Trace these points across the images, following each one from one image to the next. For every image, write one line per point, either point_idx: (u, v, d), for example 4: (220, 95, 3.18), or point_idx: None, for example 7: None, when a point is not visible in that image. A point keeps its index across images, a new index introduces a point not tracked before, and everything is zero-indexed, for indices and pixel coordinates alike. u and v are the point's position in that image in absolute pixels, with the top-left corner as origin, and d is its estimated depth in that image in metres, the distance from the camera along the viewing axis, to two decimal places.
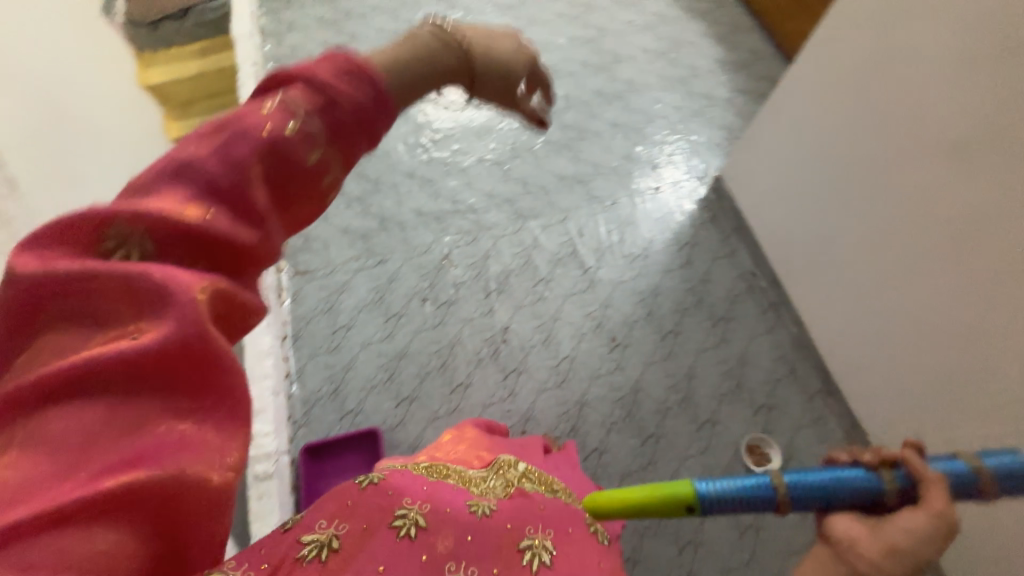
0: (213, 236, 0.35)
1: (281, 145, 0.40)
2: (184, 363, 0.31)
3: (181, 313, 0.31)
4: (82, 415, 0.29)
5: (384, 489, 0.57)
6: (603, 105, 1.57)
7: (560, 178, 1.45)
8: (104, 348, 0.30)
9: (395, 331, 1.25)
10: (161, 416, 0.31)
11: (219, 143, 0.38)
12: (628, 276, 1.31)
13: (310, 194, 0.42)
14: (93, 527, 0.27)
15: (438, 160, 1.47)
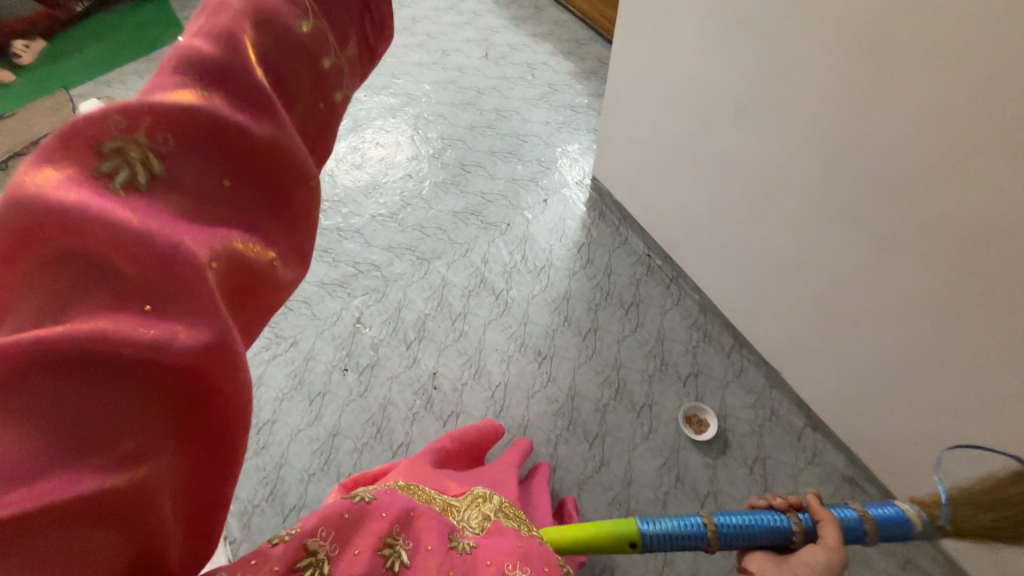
0: (231, 151, 0.32)
1: (295, 41, 0.37)
2: (206, 376, 0.28)
3: (206, 303, 0.28)
4: (99, 389, 0.25)
5: (377, 513, 0.52)
6: (478, 135, 1.64)
7: (454, 214, 1.48)
8: (126, 326, 0.26)
9: (322, 411, 1.20)
10: (164, 418, 0.27)
11: (229, 36, 0.33)
12: (538, 289, 1.35)
13: (321, 100, 0.40)
14: (88, 527, 0.25)
15: (330, 227, 1.46)
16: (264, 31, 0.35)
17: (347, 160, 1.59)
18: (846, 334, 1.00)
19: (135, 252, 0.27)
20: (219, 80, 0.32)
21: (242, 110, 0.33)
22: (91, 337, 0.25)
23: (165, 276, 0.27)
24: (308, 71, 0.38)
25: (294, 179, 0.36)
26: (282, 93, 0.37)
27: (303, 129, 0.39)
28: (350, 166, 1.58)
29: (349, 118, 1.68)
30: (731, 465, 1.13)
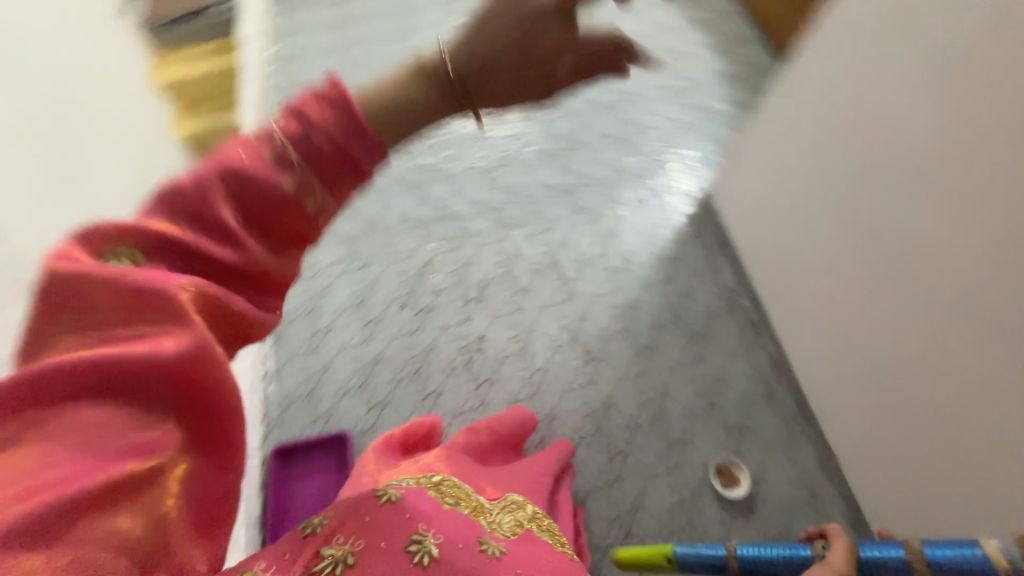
0: (212, 229, 0.35)
1: (261, 187, 0.37)
2: (190, 381, 0.32)
3: (178, 323, 0.32)
4: (85, 416, 0.29)
5: (403, 512, 0.55)
6: (598, 114, 1.56)
7: (548, 188, 1.44)
8: (103, 352, 0.30)
9: (373, 335, 1.26)
10: (152, 421, 0.31)
11: (195, 182, 0.36)
12: (608, 289, 1.30)
13: (302, 230, 0.39)
14: (94, 521, 0.28)
15: (426, 166, 1.47)
16: (228, 186, 0.36)
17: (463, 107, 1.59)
18: (923, 434, 0.88)
19: (126, 305, 0.32)
20: (188, 207, 0.35)
21: (207, 228, 0.36)
22: (86, 373, 0.30)
23: (139, 314, 0.32)
24: (276, 193, 0.37)
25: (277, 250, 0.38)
26: (253, 221, 0.37)
27: (283, 246, 0.39)
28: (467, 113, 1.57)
29: None
30: (749, 532, 1.06)
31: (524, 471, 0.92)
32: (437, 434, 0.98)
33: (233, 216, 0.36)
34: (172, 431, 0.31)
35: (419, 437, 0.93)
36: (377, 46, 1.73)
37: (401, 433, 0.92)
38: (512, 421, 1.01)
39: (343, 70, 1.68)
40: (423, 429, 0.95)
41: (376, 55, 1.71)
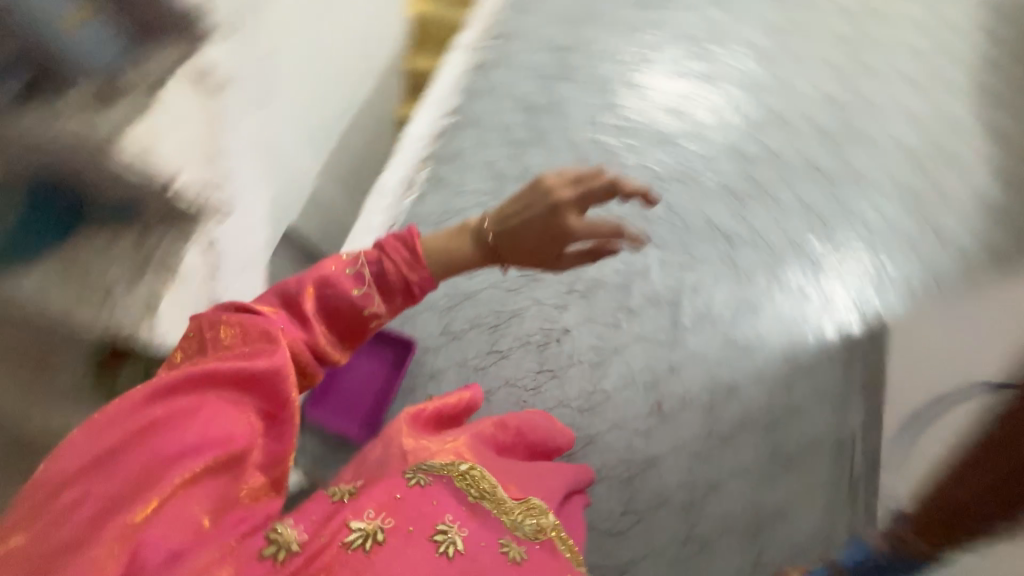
0: (308, 316, 0.74)
1: (342, 296, 0.76)
2: (267, 392, 0.67)
3: (268, 360, 0.67)
4: (193, 429, 0.61)
5: (429, 496, 0.70)
6: (808, 180, 1.37)
7: (709, 227, 1.33)
8: (217, 386, 0.65)
9: (475, 273, 1.30)
10: (239, 414, 0.65)
11: (317, 282, 0.76)
12: (716, 357, 1.18)
13: (353, 326, 0.77)
14: (196, 484, 0.59)
15: (605, 144, 1.48)
16: (327, 288, 0.76)
17: (670, 108, 1.51)
18: None
19: (233, 372, 0.66)
20: (293, 302, 0.75)
21: (306, 315, 0.74)
22: (200, 405, 0.63)
23: (244, 366, 0.66)
24: (346, 304, 0.76)
25: (337, 323, 0.77)
26: (332, 313, 0.76)
27: (345, 329, 0.77)
28: (671, 117, 1.49)
29: (710, 68, 1.55)
30: None
31: (544, 478, 0.93)
32: (470, 413, 1.05)
33: (319, 309, 0.76)
34: (248, 423, 0.65)
35: (451, 415, 0.99)
36: (622, 9, 1.67)
37: (434, 409, 0.98)
38: (544, 429, 1.04)
39: (578, 20, 1.66)
40: (459, 406, 1.01)
41: (616, 17, 1.66)
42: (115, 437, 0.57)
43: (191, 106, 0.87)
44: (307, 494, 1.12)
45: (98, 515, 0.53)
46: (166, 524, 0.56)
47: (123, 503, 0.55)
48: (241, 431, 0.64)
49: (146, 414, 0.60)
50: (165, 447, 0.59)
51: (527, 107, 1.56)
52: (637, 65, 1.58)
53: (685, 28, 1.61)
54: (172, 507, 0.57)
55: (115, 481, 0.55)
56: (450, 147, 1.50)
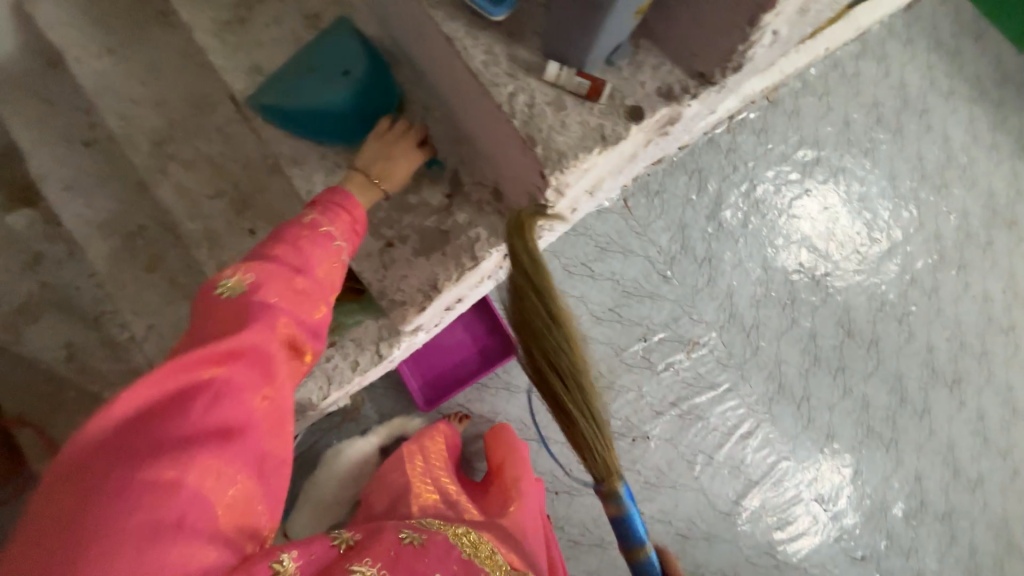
0: (288, 283, 0.51)
1: (309, 234, 0.53)
2: (280, 353, 0.50)
3: (269, 322, 0.49)
4: (203, 402, 0.44)
5: (425, 554, 0.59)
6: (939, 458, 1.31)
7: (825, 436, 1.27)
8: (218, 353, 0.46)
9: (604, 324, 1.24)
10: (253, 384, 0.47)
11: (287, 240, 0.52)
12: (749, 555, 1.21)
13: (331, 281, 0.54)
14: (216, 476, 0.44)
15: (796, 290, 1.33)
16: (289, 241, 0.53)
17: (872, 299, 1.36)
18: None
19: (235, 334, 0.47)
20: (268, 263, 0.51)
21: (296, 267, 0.52)
22: (209, 373, 0.45)
23: (247, 327, 0.48)
24: (321, 253, 0.53)
25: (325, 287, 0.54)
26: (301, 272, 0.52)
27: (323, 290, 0.53)
28: (865, 307, 1.36)
29: (935, 286, 1.40)
30: None
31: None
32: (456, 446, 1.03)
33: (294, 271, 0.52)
34: (264, 396, 0.48)
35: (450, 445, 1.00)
36: (900, 166, 1.43)
37: (446, 448, 0.99)
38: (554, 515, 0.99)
39: (854, 146, 1.41)
40: (449, 439, 1.01)
41: (888, 170, 1.42)
42: (88, 446, 0.41)
43: (632, 145, 0.46)
44: (341, 415, 1.08)
45: (75, 551, 0.38)
46: (167, 552, 0.40)
47: (122, 498, 0.40)
48: (249, 409, 0.47)
49: (138, 396, 0.43)
50: (147, 456, 0.41)
51: (752, 197, 1.35)
52: (876, 233, 1.40)
53: (937, 231, 1.43)
54: (185, 506, 0.42)
55: (96, 498, 0.40)
56: (659, 181, 1.32)
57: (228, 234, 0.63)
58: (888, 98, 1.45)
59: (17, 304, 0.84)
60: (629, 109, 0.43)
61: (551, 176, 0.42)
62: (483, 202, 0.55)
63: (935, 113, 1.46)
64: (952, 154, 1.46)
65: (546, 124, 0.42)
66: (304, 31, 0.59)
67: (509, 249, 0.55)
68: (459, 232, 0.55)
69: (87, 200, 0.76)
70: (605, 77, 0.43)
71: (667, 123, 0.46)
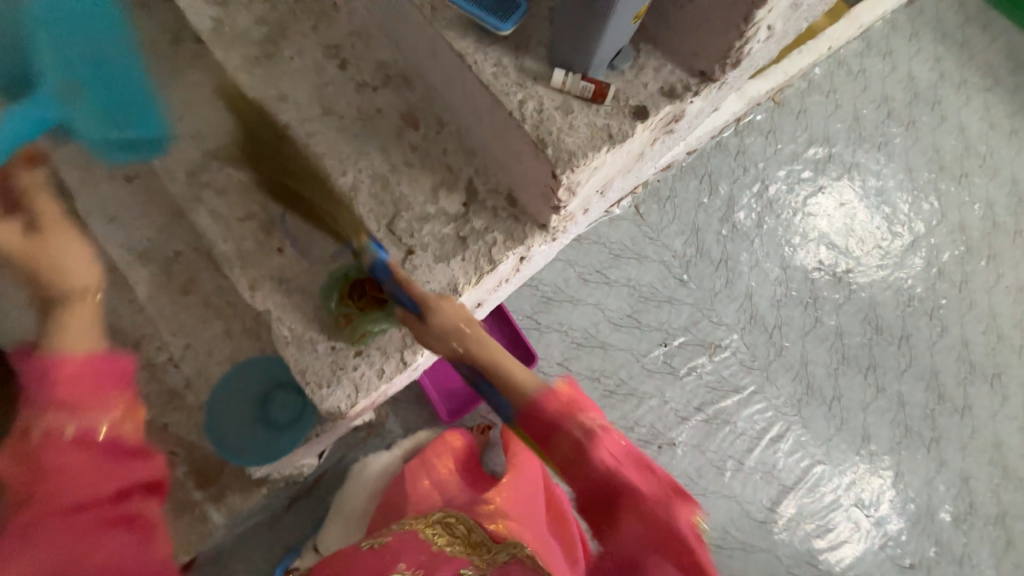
0: (39, 482, 0.54)
1: (44, 428, 0.56)
2: (70, 530, 0.53)
3: (35, 528, 0.52)
4: None
5: (387, 555, 0.70)
6: (985, 458, 1.24)
7: (861, 438, 1.22)
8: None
9: (623, 330, 1.24)
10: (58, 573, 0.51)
11: (25, 447, 0.56)
12: (789, 566, 1.16)
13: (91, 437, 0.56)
14: None
15: (816, 288, 1.31)
16: (27, 449, 0.55)
17: (898, 294, 1.33)
18: None
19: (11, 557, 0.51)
20: (23, 475, 0.55)
21: (45, 459, 0.55)
22: None
23: (20, 543, 0.52)
24: (62, 435, 0.55)
25: (89, 449, 0.56)
26: (50, 464, 0.55)
27: (85, 451, 0.56)
28: (892, 303, 1.32)
29: (965, 277, 1.36)
30: None
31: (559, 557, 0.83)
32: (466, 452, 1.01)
33: (43, 465, 0.54)
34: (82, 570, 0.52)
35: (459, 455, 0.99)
36: (916, 159, 1.41)
37: (452, 458, 0.98)
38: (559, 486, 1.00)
39: (866, 141, 1.40)
40: (457, 450, 1.00)
41: (903, 163, 1.41)
42: None
43: (639, 144, 0.48)
44: (366, 431, 1.09)
45: None
46: None
47: None
48: None
49: None
50: None
51: (765, 197, 1.35)
52: (896, 227, 1.37)
53: (961, 221, 1.39)
54: None
55: None
56: (669, 186, 1.33)
57: (257, 253, 0.67)
58: (897, 92, 1.44)
59: None
60: (634, 109, 0.45)
61: (562, 175, 0.44)
62: (498, 208, 0.58)
63: (948, 105, 1.45)
64: (970, 143, 1.43)
65: (555, 127, 0.44)
66: (324, 60, 0.64)
67: (524, 251, 0.58)
68: (476, 237, 0.58)
69: (128, 230, 0.81)
70: (609, 81, 0.45)
71: (671, 122, 0.48)
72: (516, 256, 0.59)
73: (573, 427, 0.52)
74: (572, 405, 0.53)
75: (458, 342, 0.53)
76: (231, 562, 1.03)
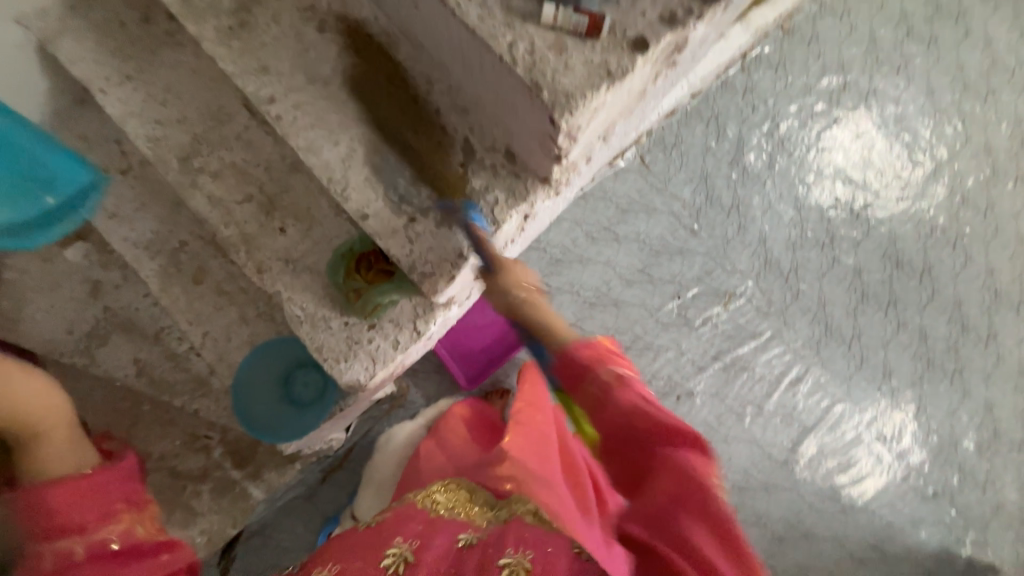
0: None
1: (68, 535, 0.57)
2: None
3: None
4: None
5: (381, 531, 0.70)
6: (1010, 385, 1.23)
7: (882, 374, 1.22)
8: None
9: (635, 286, 1.23)
10: None
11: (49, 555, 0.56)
12: (812, 503, 1.18)
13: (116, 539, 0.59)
14: None
15: (832, 226, 1.27)
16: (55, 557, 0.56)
17: (919, 226, 1.28)
18: None
19: None
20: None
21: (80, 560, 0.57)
22: None
23: None
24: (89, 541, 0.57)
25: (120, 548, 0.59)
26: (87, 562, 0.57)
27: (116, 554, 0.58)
28: (913, 236, 1.27)
29: (991, 203, 1.30)
30: None
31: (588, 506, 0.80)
32: (474, 422, 1.05)
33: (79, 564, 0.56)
34: None
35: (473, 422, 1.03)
36: (938, 79, 1.32)
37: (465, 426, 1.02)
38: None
39: (884, 65, 1.32)
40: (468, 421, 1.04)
41: (925, 86, 1.32)
42: None
43: (641, 80, 0.45)
44: (389, 402, 1.12)
45: None
46: None
47: None
48: None
49: None
50: None
51: (776, 135, 1.29)
52: (917, 155, 1.31)
53: (986, 143, 1.32)
54: None
55: None
56: (674, 133, 1.28)
57: (260, 234, 0.66)
58: (918, 7, 1.33)
59: (88, 330, 0.91)
60: (633, 42, 0.42)
61: (561, 120, 0.42)
62: (497, 165, 0.56)
63: (974, 15, 1.34)
64: (997, 56, 1.33)
65: (549, 68, 0.42)
66: (302, 24, 0.61)
67: (528, 208, 0.57)
68: (477, 198, 0.56)
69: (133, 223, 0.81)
70: (604, 12, 0.42)
71: (673, 53, 0.45)
72: (520, 215, 0.57)
73: (603, 378, 0.49)
74: (607, 355, 0.52)
75: (512, 301, 0.50)
76: (276, 533, 1.08)
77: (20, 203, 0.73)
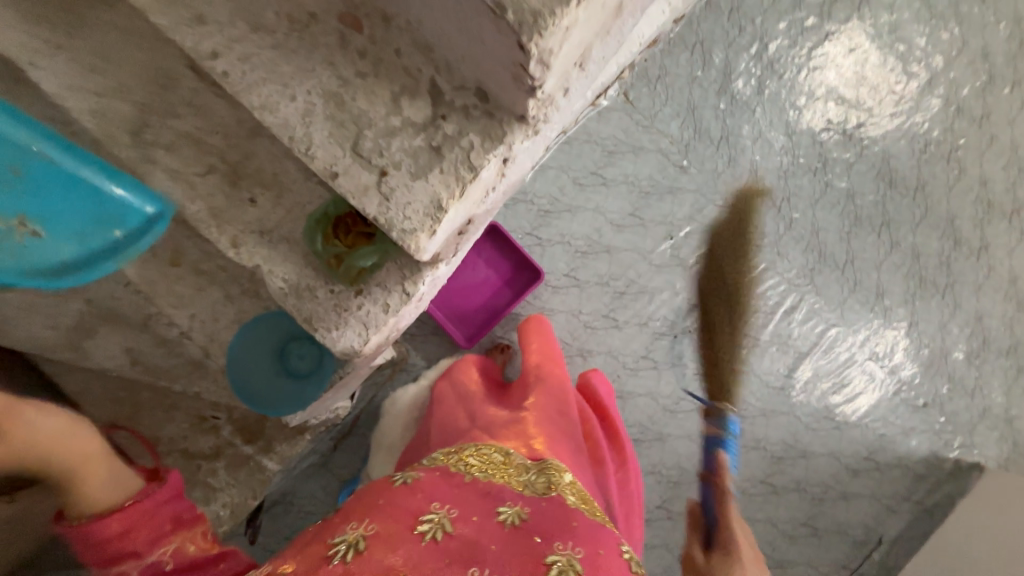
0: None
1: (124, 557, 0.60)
2: None
3: None
4: None
5: (412, 492, 0.65)
6: (1000, 295, 1.25)
7: (874, 295, 1.23)
8: None
9: (626, 230, 1.21)
10: None
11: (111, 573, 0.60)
12: (808, 424, 1.23)
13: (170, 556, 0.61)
14: None
15: (824, 149, 1.23)
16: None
17: (913, 142, 1.25)
18: None
19: None
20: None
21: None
22: None
23: None
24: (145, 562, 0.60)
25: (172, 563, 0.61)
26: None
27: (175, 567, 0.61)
28: (907, 153, 1.24)
29: (987, 112, 1.26)
30: None
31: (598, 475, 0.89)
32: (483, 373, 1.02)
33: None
34: None
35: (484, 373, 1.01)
36: None
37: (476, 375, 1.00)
38: (596, 393, 1.03)
39: None
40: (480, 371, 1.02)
41: None
42: None
43: None
44: (391, 367, 1.13)
45: None
46: None
47: None
48: None
49: None
50: None
51: (765, 58, 1.22)
52: (911, 66, 1.25)
53: (984, 47, 1.26)
54: None
55: None
56: (658, 64, 1.21)
57: (230, 207, 0.63)
58: None
59: (73, 326, 0.85)
60: None
61: (531, 44, 0.38)
62: (469, 107, 0.52)
63: None
64: None
65: None
66: None
67: (506, 151, 0.54)
68: (451, 145, 0.53)
69: None
70: None
71: None
72: (498, 159, 0.54)
73: None
74: None
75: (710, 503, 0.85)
76: (297, 500, 1.13)
77: (88, 237, 0.60)
